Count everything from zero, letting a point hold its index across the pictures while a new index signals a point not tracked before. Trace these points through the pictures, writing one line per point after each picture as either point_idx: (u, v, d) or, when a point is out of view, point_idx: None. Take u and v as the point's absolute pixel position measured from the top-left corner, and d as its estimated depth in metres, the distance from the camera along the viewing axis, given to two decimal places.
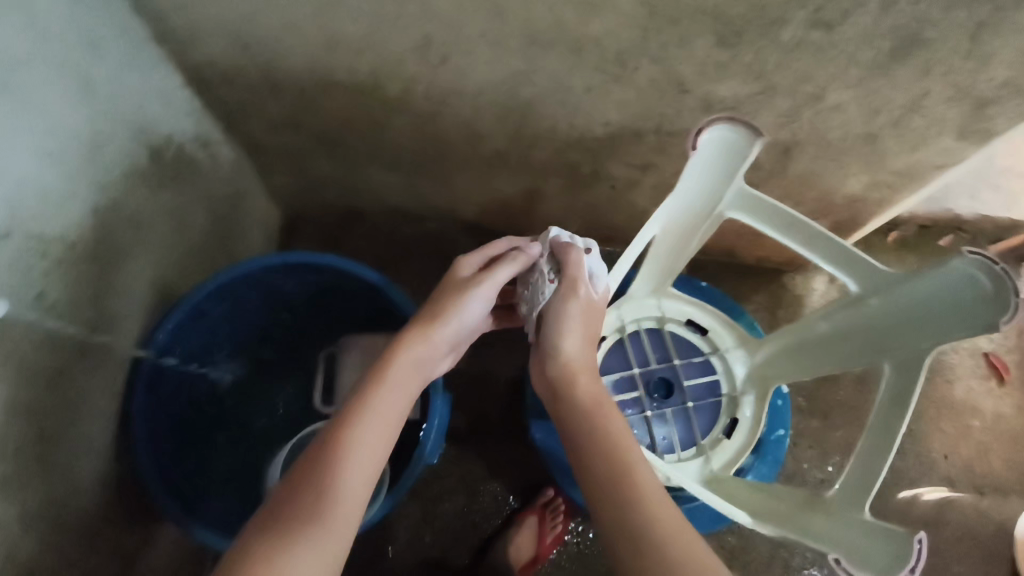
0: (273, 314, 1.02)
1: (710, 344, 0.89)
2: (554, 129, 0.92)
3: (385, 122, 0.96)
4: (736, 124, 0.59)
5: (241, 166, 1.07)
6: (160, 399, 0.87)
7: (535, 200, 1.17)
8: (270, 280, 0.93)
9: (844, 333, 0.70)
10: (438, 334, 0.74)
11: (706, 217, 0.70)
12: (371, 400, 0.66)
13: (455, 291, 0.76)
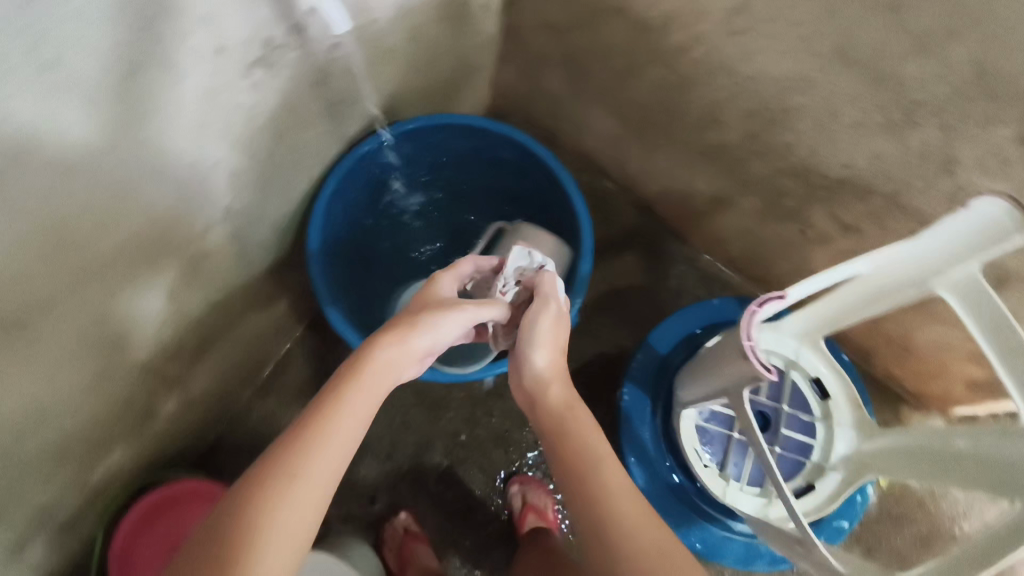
0: (461, 172, 1.06)
1: (824, 412, 0.91)
2: (788, 149, 0.93)
3: (641, 68, 0.99)
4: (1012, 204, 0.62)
5: (490, 45, 1.14)
6: (358, 176, 0.95)
7: (716, 208, 1.18)
8: (472, 137, 0.97)
9: (978, 456, 0.65)
10: (415, 340, 0.67)
11: (918, 292, 0.70)
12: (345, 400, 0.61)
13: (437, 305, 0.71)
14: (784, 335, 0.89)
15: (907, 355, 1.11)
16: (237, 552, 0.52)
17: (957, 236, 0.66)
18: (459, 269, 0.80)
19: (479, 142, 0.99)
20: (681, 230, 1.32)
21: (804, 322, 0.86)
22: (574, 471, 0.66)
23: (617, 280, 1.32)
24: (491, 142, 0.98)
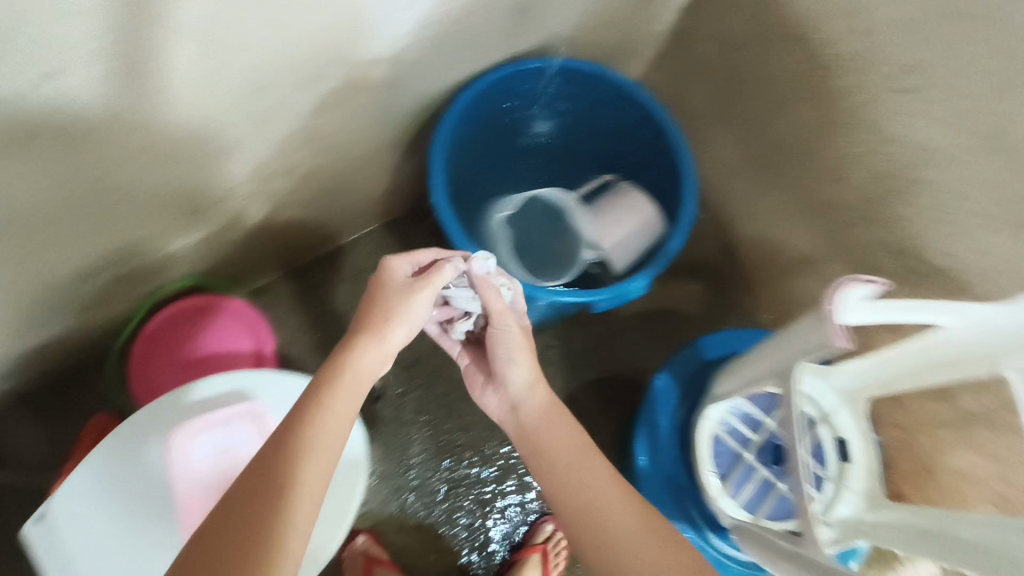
0: (611, 144, 1.03)
1: (837, 472, 0.90)
2: (899, 224, 0.95)
3: (781, 103, 1.04)
4: None
5: (656, 38, 1.20)
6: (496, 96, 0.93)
7: (797, 271, 1.20)
8: (642, 114, 0.95)
9: (988, 545, 0.65)
10: (393, 333, 0.70)
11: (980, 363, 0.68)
12: (293, 416, 0.62)
13: (397, 294, 0.72)
14: (848, 373, 0.90)
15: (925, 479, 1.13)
16: (244, 540, 0.53)
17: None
18: (418, 255, 0.78)
19: (644, 126, 0.96)
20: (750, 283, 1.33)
21: (864, 363, 0.87)
22: (541, 435, 0.73)
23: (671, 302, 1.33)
24: (656, 131, 0.95)
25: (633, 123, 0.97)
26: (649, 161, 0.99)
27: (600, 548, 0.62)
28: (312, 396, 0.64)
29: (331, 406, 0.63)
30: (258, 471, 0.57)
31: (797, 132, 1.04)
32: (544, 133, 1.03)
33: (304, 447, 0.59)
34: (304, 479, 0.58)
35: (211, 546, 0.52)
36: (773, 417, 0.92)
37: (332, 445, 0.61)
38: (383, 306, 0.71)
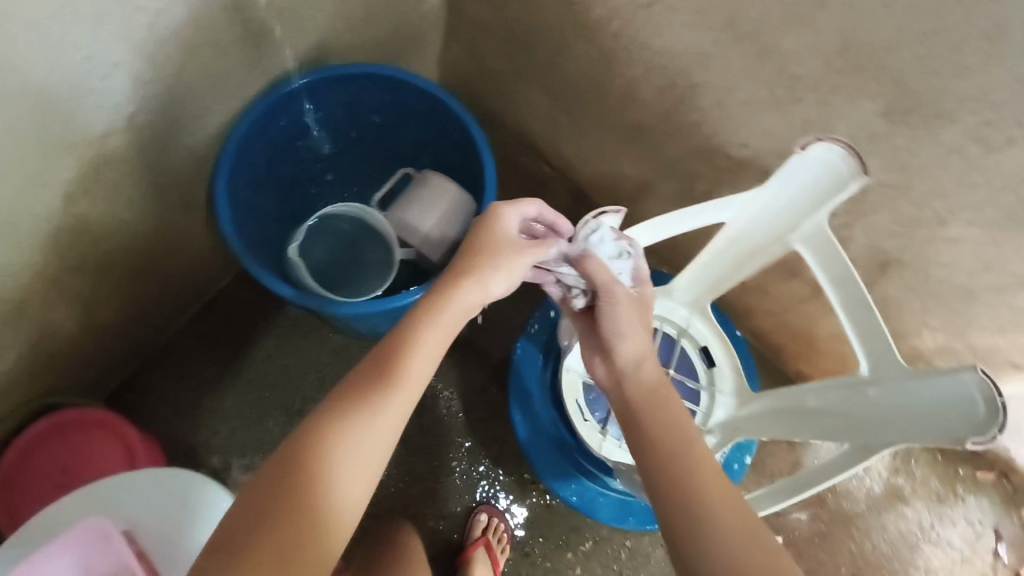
0: (399, 129, 1.03)
1: (708, 380, 0.91)
2: (698, 127, 0.97)
3: (566, 45, 1.05)
4: (845, 150, 0.61)
5: (436, 14, 1.19)
6: (266, 126, 0.89)
7: (643, 195, 1.23)
8: (409, 91, 0.94)
9: (836, 409, 0.70)
10: (489, 279, 0.70)
11: (774, 236, 0.72)
12: (315, 423, 0.59)
13: (502, 247, 0.72)
14: (685, 283, 0.89)
15: (812, 348, 1.20)
16: (285, 502, 0.54)
17: (814, 175, 0.65)
18: (524, 206, 0.75)
19: (417, 100, 0.96)
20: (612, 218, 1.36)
21: (692, 270, 0.86)
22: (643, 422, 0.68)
23: None
24: (429, 100, 0.94)
25: (407, 102, 0.97)
26: (438, 130, 0.99)
27: (684, 477, 0.61)
28: (393, 357, 0.64)
29: (380, 401, 0.61)
30: (294, 479, 0.55)
31: (590, 68, 1.05)
32: (329, 141, 1.02)
33: (340, 453, 0.57)
34: (344, 477, 0.57)
35: (239, 552, 0.52)
36: None
37: (358, 452, 0.58)
38: (489, 244, 0.72)
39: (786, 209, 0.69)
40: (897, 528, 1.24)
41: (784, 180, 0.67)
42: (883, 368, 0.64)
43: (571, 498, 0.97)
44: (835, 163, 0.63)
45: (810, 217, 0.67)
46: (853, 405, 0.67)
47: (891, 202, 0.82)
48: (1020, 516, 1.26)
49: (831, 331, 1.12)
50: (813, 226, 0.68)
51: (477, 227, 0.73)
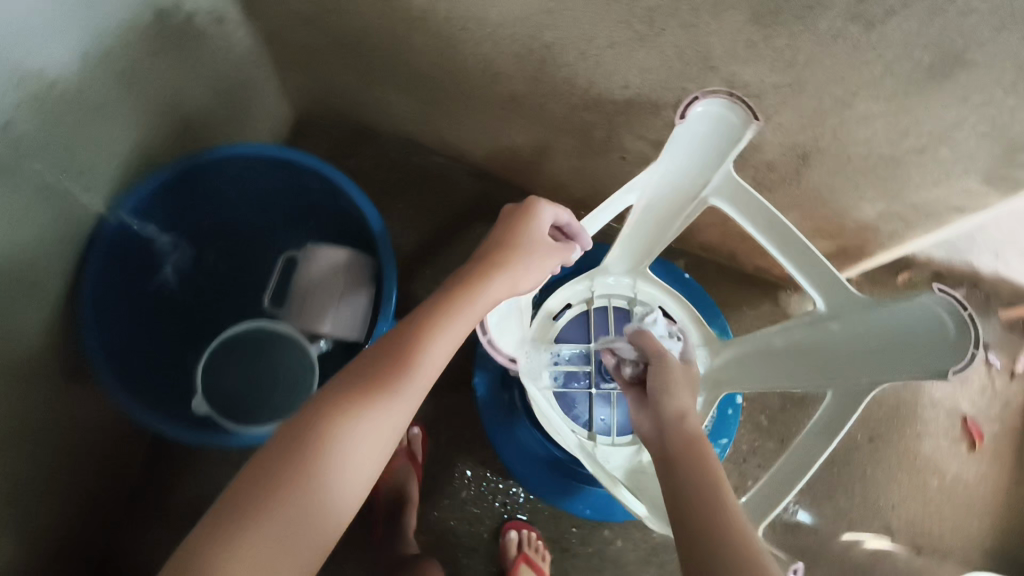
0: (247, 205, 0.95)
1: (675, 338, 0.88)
2: (571, 83, 0.89)
3: (405, 40, 0.93)
4: (733, 101, 0.56)
5: (254, 52, 1.05)
6: (109, 271, 0.82)
7: (545, 158, 1.14)
8: (237, 162, 0.86)
9: (801, 347, 0.68)
10: (517, 273, 0.73)
11: (685, 197, 0.67)
12: (337, 401, 0.59)
13: (535, 247, 0.75)
14: (614, 259, 0.83)
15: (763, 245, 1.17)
16: (298, 466, 0.54)
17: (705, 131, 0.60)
18: (558, 208, 0.79)
19: (250, 167, 0.88)
20: (525, 186, 1.28)
21: (617, 247, 0.81)
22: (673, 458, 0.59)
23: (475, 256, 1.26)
24: (261, 160, 0.87)
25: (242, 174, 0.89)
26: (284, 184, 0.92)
27: (695, 497, 0.54)
28: (416, 344, 0.65)
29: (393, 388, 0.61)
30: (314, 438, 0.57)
31: (439, 56, 0.94)
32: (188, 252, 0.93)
33: (355, 428, 0.58)
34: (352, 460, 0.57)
35: (246, 517, 0.52)
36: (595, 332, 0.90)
37: (377, 432, 0.59)
38: (518, 239, 0.74)
39: (687, 171, 0.64)
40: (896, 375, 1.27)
41: (678, 144, 0.61)
42: (838, 299, 0.63)
43: (585, 510, 1.05)
44: (721, 113, 0.57)
45: (715, 172, 0.62)
46: (818, 342, 0.65)
47: (792, 100, 0.76)
48: (999, 318, 1.30)
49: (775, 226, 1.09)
50: (722, 179, 0.63)
51: (517, 218, 0.76)
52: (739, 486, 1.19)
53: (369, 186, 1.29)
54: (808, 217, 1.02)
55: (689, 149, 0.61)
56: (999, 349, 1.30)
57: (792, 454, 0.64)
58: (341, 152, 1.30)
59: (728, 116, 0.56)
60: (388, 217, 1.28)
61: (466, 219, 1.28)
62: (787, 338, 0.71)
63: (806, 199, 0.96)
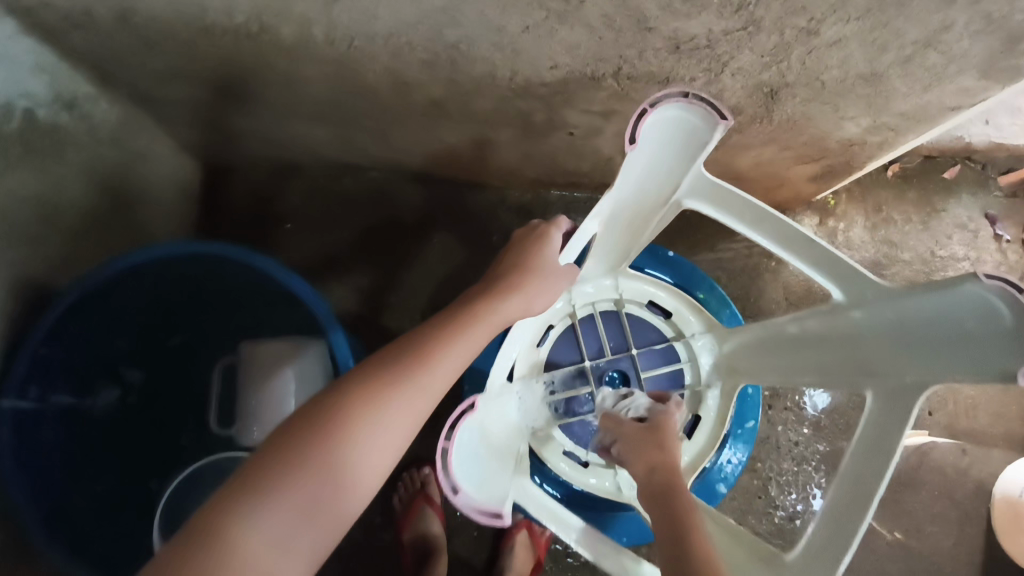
0: (168, 311, 0.87)
1: (674, 329, 0.84)
2: (492, 75, 0.76)
3: (290, 70, 0.79)
4: (693, 100, 0.51)
5: (129, 120, 0.91)
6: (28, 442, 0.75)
7: (485, 151, 1.02)
8: (126, 283, 0.78)
9: (820, 338, 0.61)
10: (533, 287, 0.68)
11: (656, 206, 0.62)
12: (362, 382, 0.54)
13: (550, 267, 0.71)
14: (589, 273, 0.78)
15: (743, 182, 1.06)
16: (319, 442, 0.50)
17: (664, 138, 0.55)
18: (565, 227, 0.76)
19: (145, 279, 0.80)
20: (474, 180, 1.16)
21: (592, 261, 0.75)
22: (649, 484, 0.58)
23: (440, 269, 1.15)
24: (152, 269, 0.78)
25: (142, 288, 0.81)
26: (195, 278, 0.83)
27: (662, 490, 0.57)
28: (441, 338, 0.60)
29: (412, 383, 0.55)
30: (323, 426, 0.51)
31: (334, 79, 0.80)
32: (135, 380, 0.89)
33: (380, 411, 0.53)
34: (359, 455, 0.51)
35: (264, 487, 0.47)
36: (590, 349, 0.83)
37: (395, 426, 0.53)
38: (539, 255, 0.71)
39: (653, 180, 0.59)
40: (907, 275, 1.19)
41: (640, 158, 0.55)
42: (855, 289, 0.56)
43: None
44: (678, 117, 0.53)
45: (684, 176, 0.57)
46: (840, 333, 0.59)
47: (749, 42, 0.64)
48: (1000, 187, 1.22)
49: (753, 163, 0.98)
50: (694, 181, 0.59)
51: (533, 238, 0.73)
52: (772, 435, 1.13)
53: (305, 225, 1.16)
54: (787, 148, 0.91)
55: (656, 159, 0.56)
56: (1006, 220, 1.23)
57: (844, 468, 0.55)
58: (265, 195, 1.17)
59: (688, 117, 0.52)
60: (336, 252, 1.16)
61: (420, 232, 1.16)
62: (800, 329, 0.64)
63: (782, 132, 0.85)
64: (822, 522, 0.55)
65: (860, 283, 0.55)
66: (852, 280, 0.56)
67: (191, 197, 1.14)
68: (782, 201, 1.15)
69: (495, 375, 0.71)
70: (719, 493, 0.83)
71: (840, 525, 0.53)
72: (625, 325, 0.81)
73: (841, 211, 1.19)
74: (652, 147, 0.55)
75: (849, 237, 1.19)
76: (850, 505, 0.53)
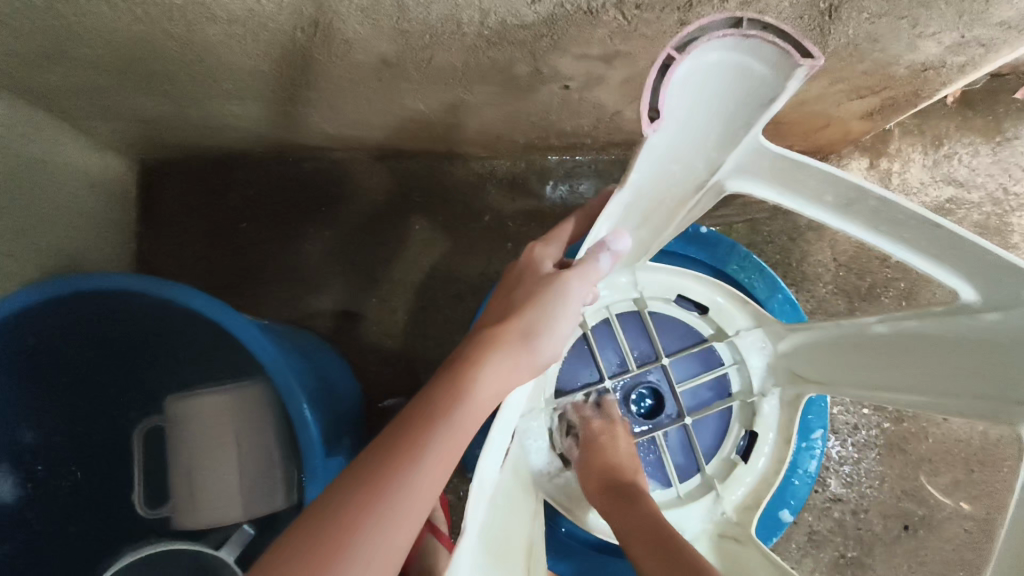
0: (95, 379, 0.69)
1: (712, 325, 0.69)
2: (454, 19, 0.57)
3: (196, 38, 0.61)
4: (754, 29, 0.34)
5: (16, 118, 0.73)
6: None
7: (462, 115, 0.83)
8: (22, 342, 0.60)
9: (928, 347, 0.47)
10: (540, 323, 0.45)
11: (691, 189, 0.47)
12: (291, 536, 0.36)
13: (557, 292, 0.46)
14: None
15: (780, 127, 0.87)
16: None
17: (703, 98, 0.38)
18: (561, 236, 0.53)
19: (51, 336, 0.62)
20: (454, 152, 0.97)
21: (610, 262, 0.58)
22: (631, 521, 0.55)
23: (424, 260, 0.99)
24: (55, 319, 0.61)
25: (49, 349, 0.63)
26: (119, 328, 0.66)
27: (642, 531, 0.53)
28: (408, 431, 0.39)
29: (430, 430, 0.39)
30: (349, 482, 0.37)
31: (254, 44, 0.62)
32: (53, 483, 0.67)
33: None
34: (400, 510, 0.37)
35: None
36: (611, 358, 0.70)
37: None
38: (534, 278, 0.48)
39: (689, 157, 0.43)
40: (975, 220, 1.00)
41: (671, 131, 0.39)
42: (998, 284, 0.41)
43: None
44: (722, 65, 0.35)
45: (733, 147, 0.41)
46: (967, 345, 0.44)
47: None
48: None
49: (795, 104, 0.79)
50: (749, 154, 0.42)
51: (525, 265, 0.49)
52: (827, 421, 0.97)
53: (265, 221, 1.00)
54: (841, 80, 0.72)
55: (699, 117, 0.39)
56: None
57: (1008, 525, 0.41)
58: (214, 189, 1.00)
59: (747, 48, 0.34)
60: (303, 250, 0.99)
61: (398, 218, 0.99)
62: (899, 333, 0.49)
63: (837, 62, 0.66)
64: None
65: (1006, 275, 0.41)
66: (994, 274, 0.41)
67: (128, 200, 0.97)
68: (824, 144, 0.96)
69: (483, 478, 0.43)
70: (783, 522, 0.70)
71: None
72: (651, 330, 0.68)
73: (895, 149, 0.99)
74: (685, 112, 0.38)
75: (906, 179, 0.99)
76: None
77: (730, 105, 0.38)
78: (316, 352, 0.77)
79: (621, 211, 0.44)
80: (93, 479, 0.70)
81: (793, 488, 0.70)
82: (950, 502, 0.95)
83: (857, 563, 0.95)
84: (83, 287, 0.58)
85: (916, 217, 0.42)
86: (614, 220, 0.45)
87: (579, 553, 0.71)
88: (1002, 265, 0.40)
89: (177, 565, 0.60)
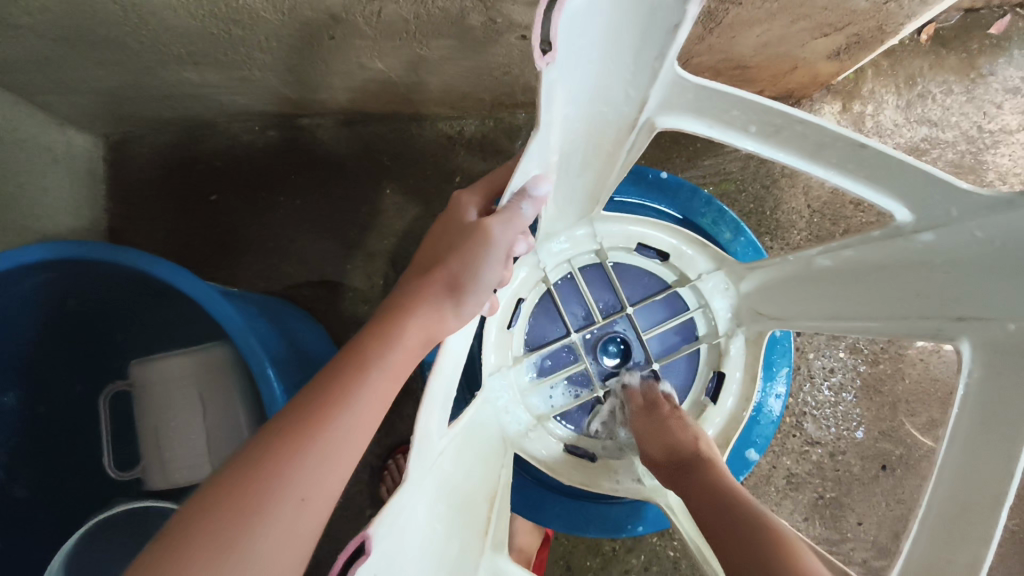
0: (66, 343, 0.70)
1: (675, 272, 0.69)
2: None
3: None
4: None
5: None
6: None
7: (423, 73, 0.82)
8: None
9: (875, 271, 0.48)
10: (465, 271, 0.45)
11: (623, 130, 0.48)
12: (231, 469, 0.37)
13: (481, 238, 0.45)
14: (557, 225, 0.62)
15: (748, 71, 0.85)
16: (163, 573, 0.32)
17: (607, 27, 0.36)
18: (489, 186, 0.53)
19: (18, 304, 0.63)
20: (420, 112, 0.96)
21: (560, 212, 0.58)
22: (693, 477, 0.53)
23: (397, 224, 0.98)
24: (22, 287, 0.61)
25: (11, 316, 0.63)
26: (85, 294, 0.66)
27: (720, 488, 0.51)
28: (338, 375, 0.40)
29: (359, 377, 0.40)
30: (292, 427, 0.38)
31: (196, 4, 0.61)
32: (28, 448, 0.69)
33: (257, 506, 0.35)
34: (336, 451, 0.37)
35: None
36: (576, 312, 0.71)
37: (280, 523, 0.35)
38: (458, 226, 0.48)
39: (611, 96, 0.43)
40: (950, 159, 0.99)
41: (580, 67, 0.38)
42: (930, 204, 0.42)
43: (638, 528, 0.71)
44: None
45: (652, 83, 0.42)
46: (904, 262, 0.45)
47: None
48: None
49: (760, 46, 0.77)
50: (669, 87, 0.43)
51: (450, 217, 0.51)
52: (803, 365, 0.98)
53: (236, 193, 0.99)
54: (800, 19, 0.70)
55: (604, 52, 0.38)
56: None
57: (948, 435, 0.41)
58: (183, 162, 0.99)
59: None
60: (276, 221, 0.99)
61: (367, 181, 0.99)
62: (842, 262, 0.51)
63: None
64: (930, 502, 0.41)
65: (935, 192, 0.41)
66: (924, 192, 0.42)
67: (96, 176, 0.97)
68: (793, 87, 0.95)
69: (434, 425, 0.44)
70: (750, 461, 0.71)
71: (958, 501, 0.39)
72: (614, 281, 0.68)
73: (868, 91, 0.98)
74: (591, 45, 0.37)
75: (879, 121, 0.98)
76: (978, 483, 0.38)
77: (633, 32, 0.37)
78: (287, 317, 0.78)
79: (548, 153, 0.44)
80: (64, 442, 0.71)
81: (761, 429, 0.72)
82: (927, 441, 0.97)
83: (836, 502, 0.97)
84: (44, 257, 0.58)
85: (837, 139, 0.43)
86: (543, 161, 0.44)
87: (563, 501, 0.73)
88: (928, 180, 0.41)
89: (155, 522, 0.68)
